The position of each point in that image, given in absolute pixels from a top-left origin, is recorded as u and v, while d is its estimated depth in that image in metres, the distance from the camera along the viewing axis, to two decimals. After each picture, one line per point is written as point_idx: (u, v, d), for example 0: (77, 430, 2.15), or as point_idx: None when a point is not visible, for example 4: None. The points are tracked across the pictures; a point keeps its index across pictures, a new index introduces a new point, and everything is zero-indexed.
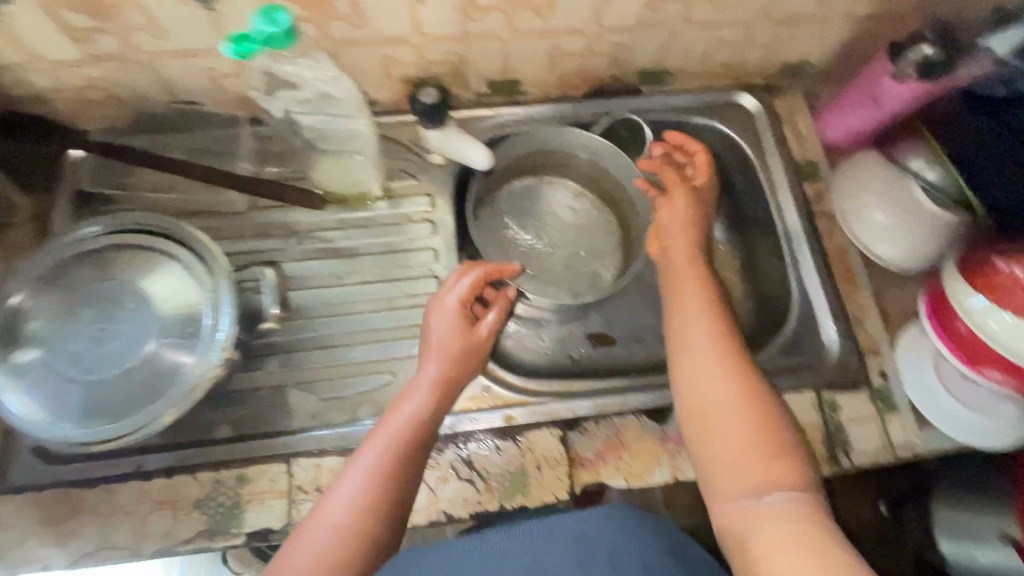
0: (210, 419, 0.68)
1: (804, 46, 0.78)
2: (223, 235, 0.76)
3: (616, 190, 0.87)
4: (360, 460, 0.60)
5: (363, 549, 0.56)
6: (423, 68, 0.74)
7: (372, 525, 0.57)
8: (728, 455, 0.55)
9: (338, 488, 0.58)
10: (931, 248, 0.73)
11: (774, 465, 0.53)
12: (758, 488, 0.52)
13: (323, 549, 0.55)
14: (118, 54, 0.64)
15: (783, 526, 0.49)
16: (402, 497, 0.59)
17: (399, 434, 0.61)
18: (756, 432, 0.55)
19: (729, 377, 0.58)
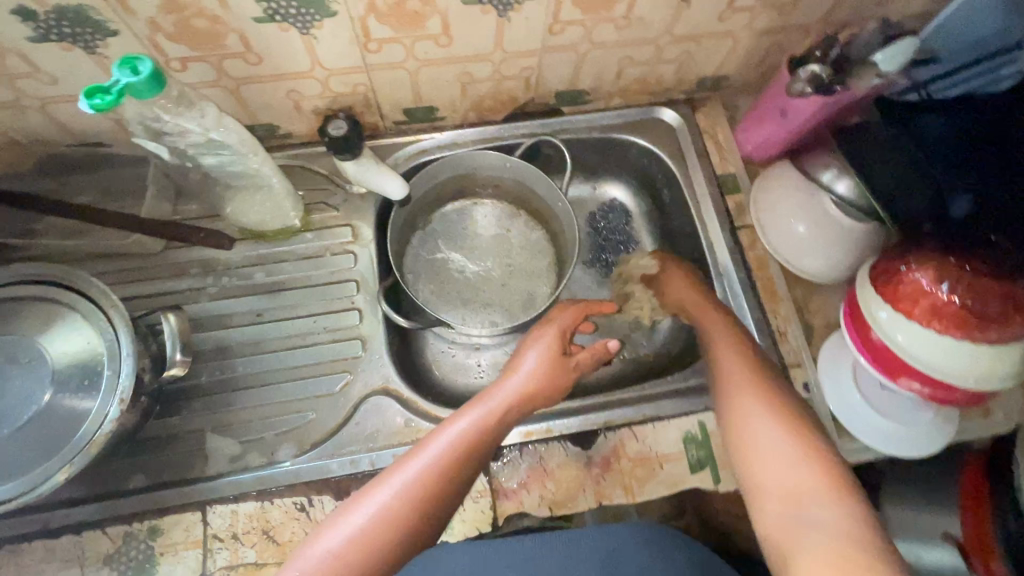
0: (122, 469, 0.66)
1: (716, 60, 0.79)
2: (138, 277, 0.75)
3: (543, 210, 0.86)
4: (421, 456, 0.58)
5: (382, 555, 0.53)
6: (333, 100, 0.73)
7: (397, 531, 0.54)
8: (781, 477, 0.54)
9: (377, 487, 0.56)
10: (847, 258, 0.74)
11: (832, 487, 0.51)
12: (825, 504, 0.50)
13: (343, 552, 0.52)
14: (7, 101, 0.63)
15: (826, 544, 0.47)
16: (443, 501, 0.56)
17: (480, 432, 0.60)
18: (809, 461, 0.54)
19: (769, 413, 0.58)
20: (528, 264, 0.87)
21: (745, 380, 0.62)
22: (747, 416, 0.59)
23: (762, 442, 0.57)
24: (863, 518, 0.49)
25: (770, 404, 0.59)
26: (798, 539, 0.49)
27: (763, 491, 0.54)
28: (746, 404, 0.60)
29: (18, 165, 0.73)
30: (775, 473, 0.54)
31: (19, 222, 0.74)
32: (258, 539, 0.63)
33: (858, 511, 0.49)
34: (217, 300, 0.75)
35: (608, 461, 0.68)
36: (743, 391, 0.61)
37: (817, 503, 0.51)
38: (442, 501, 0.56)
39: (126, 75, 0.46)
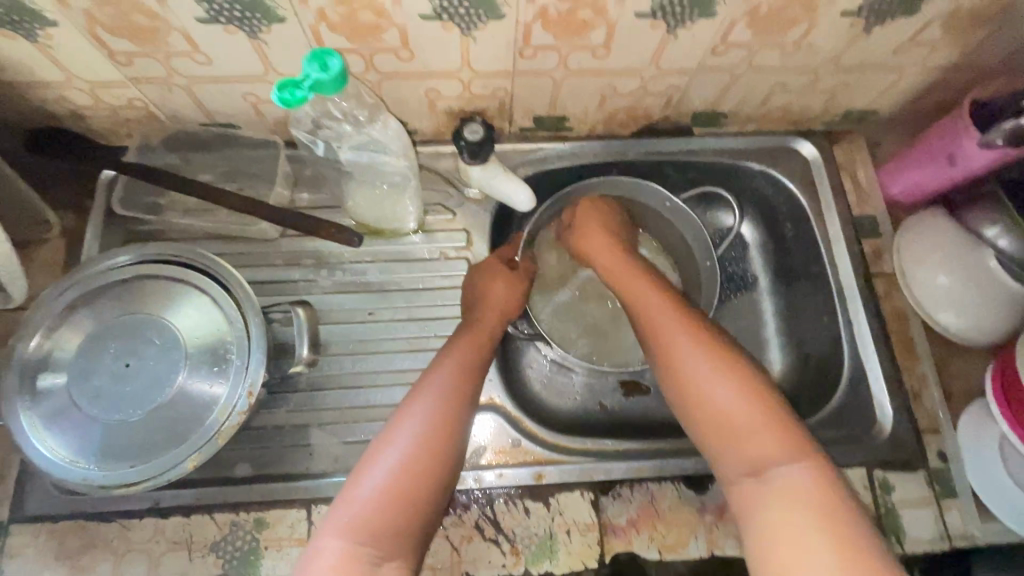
0: (230, 456, 0.66)
1: (871, 94, 0.73)
2: (254, 262, 0.74)
3: (677, 243, 0.85)
4: (414, 411, 0.57)
5: (410, 506, 0.53)
6: (469, 101, 0.71)
7: (420, 482, 0.54)
8: (734, 421, 0.56)
9: (378, 448, 0.55)
10: (1001, 324, 0.68)
11: (790, 442, 0.54)
12: (785, 459, 0.53)
13: (364, 519, 0.51)
14: (159, 77, 0.62)
15: (794, 501, 0.51)
16: (452, 445, 0.56)
17: (462, 375, 0.61)
18: (777, 427, 0.55)
19: (729, 376, 0.57)
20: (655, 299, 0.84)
21: (698, 351, 0.60)
22: (702, 375, 0.58)
23: (730, 420, 0.56)
24: (822, 469, 0.52)
25: (741, 373, 0.58)
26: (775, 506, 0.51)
27: (705, 428, 0.57)
28: (696, 369, 0.59)
29: (151, 139, 0.73)
30: (737, 430, 0.55)
31: (144, 196, 0.74)
32: None
33: (817, 462, 0.53)
34: (329, 294, 0.74)
35: (723, 509, 0.65)
36: (696, 359, 0.59)
37: (768, 451, 0.54)
38: (447, 448, 0.56)
39: (316, 70, 0.44)
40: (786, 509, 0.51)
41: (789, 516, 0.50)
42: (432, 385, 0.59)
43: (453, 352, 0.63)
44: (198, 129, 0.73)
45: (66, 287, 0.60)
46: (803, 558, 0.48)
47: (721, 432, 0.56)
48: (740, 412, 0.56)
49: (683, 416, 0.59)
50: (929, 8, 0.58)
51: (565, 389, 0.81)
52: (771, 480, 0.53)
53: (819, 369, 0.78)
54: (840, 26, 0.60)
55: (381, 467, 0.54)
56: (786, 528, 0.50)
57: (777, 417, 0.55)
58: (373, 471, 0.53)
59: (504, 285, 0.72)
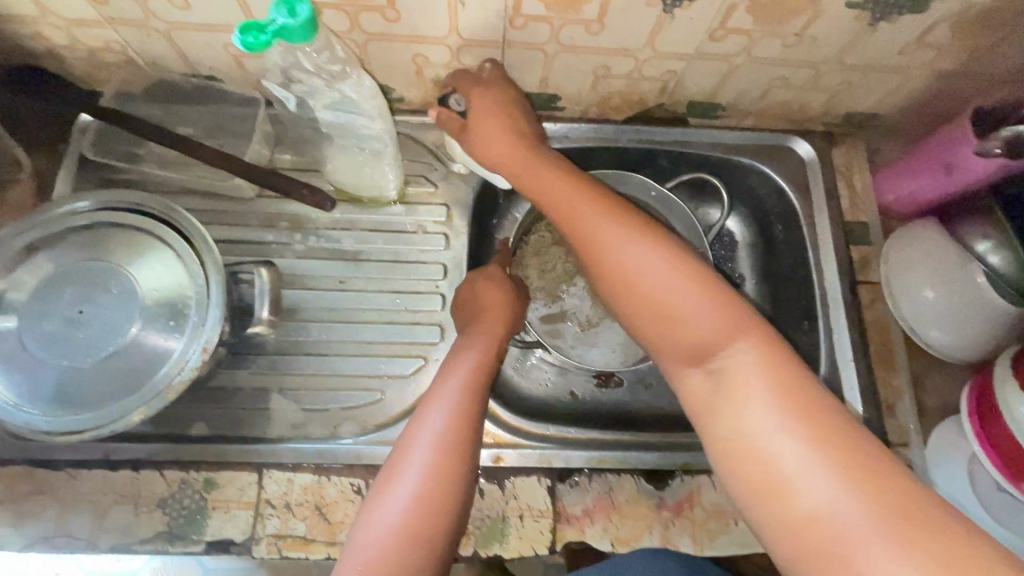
0: (185, 413, 0.65)
1: (874, 96, 0.71)
2: (227, 220, 0.73)
3: None
4: (420, 440, 0.56)
5: (427, 540, 0.51)
6: (457, 71, 0.69)
7: (433, 519, 0.52)
8: (707, 337, 0.50)
9: (390, 484, 0.53)
10: (983, 342, 0.66)
11: (737, 319, 0.50)
12: (740, 340, 0.49)
13: (377, 561, 0.49)
14: (136, 19, 0.60)
15: (756, 382, 0.47)
16: (462, 470, 0.55)
17: (467, 395, 0.59)
18: (698, 282, 0.52)
19: (677, 263, 0.54)
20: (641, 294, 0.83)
21: (615, 219, 0.57)
22: (621, 248, 0.56)
23: (670, 312, 0.52)
24: (774, 352, 0.48)
25: (678, 257, 0.55)
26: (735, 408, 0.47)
27: (664, 342, 0.54)
28: (600, 225, 0.58)
29: (130, 85, 0.71)
30: (670, 298, 0.52)
31: (119, 144, 0.72)
32: (310, 513, 0.62)
33: (761, 337, 0.49)
34: (301, 259, 0.73)
35: (680, 506, 0.64)
36: (622, 233, 0.56)
37: (718, 331, 0.50)
38: (459, 475, 0.54)
39: (282, 16, 0.42)
40: (737, 398, 0.47)
41: (749, 432, 0.45)
42: (437, 412, 0.58)
43: (458, 374, 0.61)
44: (178, 79, 0.71)
45: (26, 229, 0.58)
46: (861, 543, 0.39)
47: (659, 316, 0.53)
48: (680, 301, 0.52)
49: (640, 323, 0.55)
50: (939, 6, 0.55)
51: (537, 375, 0.79)
52: (722, 363, 0.49)
53: None
54: (845, 19, 0.58)
55: (393, 505, 0.52)
56: (754, 451, 0.44)
57: (697, 275, 0.53)
58: (386, 509, 0.52)
59: (492, 286, 0.69)
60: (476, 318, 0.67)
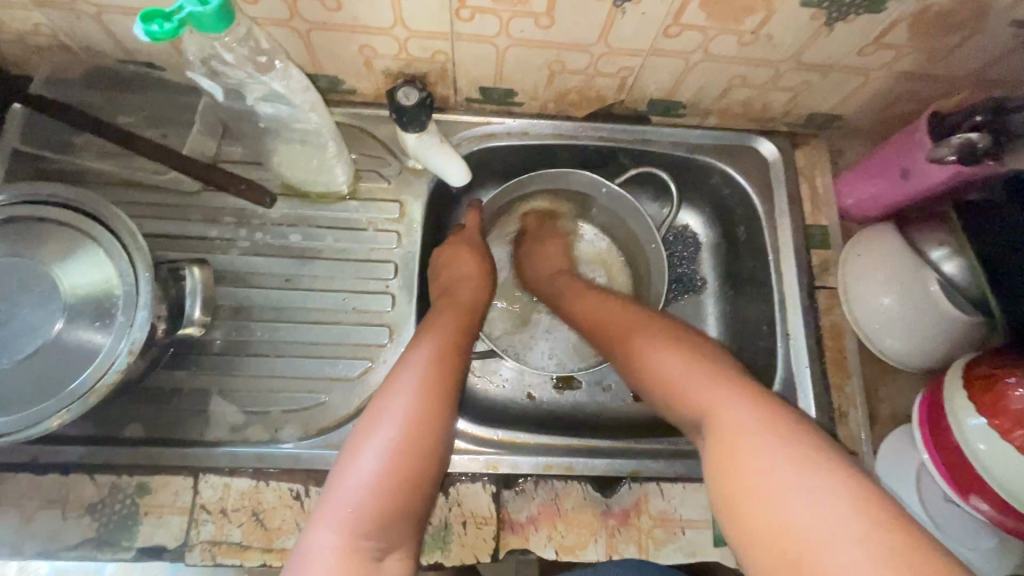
0: (120, 415, 0.63)
1: (835, 97, 0.70)
2: (170, 214, 0.70)
3: (627, 238, 0.82)
4: (391, 409, 0.51)
5: (414, 481, 0.49)
6: (407, 63, 0.66)
7: (419, 465, 0.49)
8: (679, 385, 0.53)
9: (370, 428, 0.50)
10: (936, 350, 0.65)
11: (730, 388, 0.49)
12: (714, 395, 0.49)
13: (361, 509, 0.46)
14: (61, 2, 0.57)
15: (734, 438, 0.45)
16: (436, 443, 0.51)
17: (438, 366, 0.55)
18: (671, 344, 0.57)
19: (673, 351, 0.56)
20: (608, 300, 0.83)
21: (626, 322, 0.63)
22: (614, 318, 0.65)
23: (661, 372, 0.55)
24: (761, 405, 0.47)
25: (689, 350, 0.55)
26: (732, 452, 0.45)
27: (657, 397, 0.56)
28: (640, 342, 0.59)
29: (65, 71, 0.68)
30: (651, 365, 0.56)
31: (54, 134, 0.69)
32: (246, 519, 0.60)
33: (753, 399, 0.48)
34: (246, 256, 0.70)
35: (627, 514, 0.63)
36: (655, 343, 0.58)
37: (701, 396, 0.50)
38: (447, 414, 0.53)
39: (191, 3, 0.40)
40: (730, 449, 0.45)
41: (742, 443, 0.45)
42: (418, 356, 0.56)
43: (439, 327, 0.60)
44: (116, 66, 0.68)
45: None
46: (792, 510, 0.40)
47: (669, 399, 0.54)
48: (663, 364, 0.55)
49: (663, 407, 0.55)
50: (896, 7, 0.54)
51: (493, 377, 0.78)
52: (713, 416, 0.48)
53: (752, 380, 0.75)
54: (801, 18, 0.56)
55: (375, 446, 0.49)
56: (752, 467, 0.43)
57: (708, 364, 0.53)
58: (368, 451, 0.49)
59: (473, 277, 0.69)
60: (451, 288, 0.67)
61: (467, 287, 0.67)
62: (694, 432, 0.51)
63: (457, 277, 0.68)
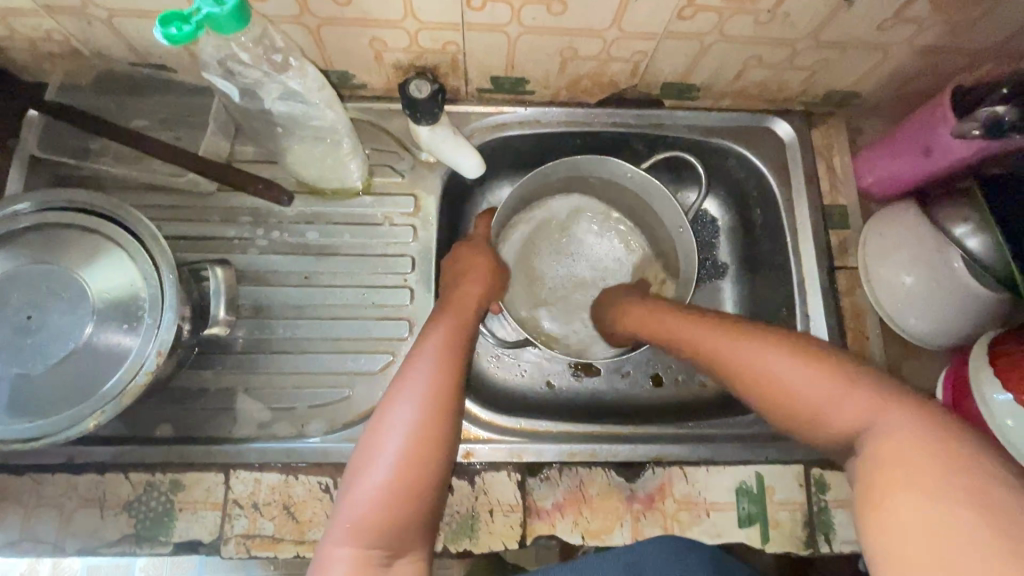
0: (152, 416, 0.64)
1: (853, 75, 0.68)
2: (188, 215, 0.71)
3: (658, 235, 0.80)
4: (395, 419, 0.51)
5: (422, 484, 0.49)
6: (418, 56, 0.66)
7: (426, 469, 0.49)
8: (823, 404, 0.50)
9: (375, 436, 0.51)
10: (960, 329, 0.65)
11: (853, 387, 0.49)
12: (868, 411, 0.48)
13: (371, 516, 0.47)
14: (73, 7, 0.57)
15: (900, 459, 0.43)
16: (444, 450, 0.51)
17: (441, 372, 0.54)
18: (751, 339, 0.56)
19: (806, 359, 0.52)
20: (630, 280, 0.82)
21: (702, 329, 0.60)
22: (671, 327, 0.63)
23: (747, 368, 0.55)
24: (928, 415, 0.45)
25: (818, 358, 0.52)
26: (889, 461, 0.44)
27: (745, 394, 0.55)
28: (730, 348, 0.56)
29: (79, 77, 0.68)
30: (744, 362, 0.55)
31: (70, 139, 0.70)
32: (278, 513, 0.61)
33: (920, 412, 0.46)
34: (265, 255, 0.71)
35: (652, 499, 0.63)
36: (723, 339, 0.57)
37: (855, 411, 0.48)
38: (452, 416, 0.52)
39: (208, 5, 0.40)
40: (892, 473, 0.43)
41: (904, 465, 0.42)
42: (423, 358, 0.56)
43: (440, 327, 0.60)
44: (129, 69, 0.68)
45: None
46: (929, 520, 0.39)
47: (804, 418, 0.51)
48: (749, 354, 0.55)
49: (760, 408, 0.54)
50: None
51: (513, 366, 0.78)
52: (875, 435, 0.46)
53: None
54: None
55: (383, 453, 0.49)
56: (904, 481, 0.42)
57: (843, 375, 0.50)
58: (375, 464, 0.49)
59: (482, 267, 0.68)
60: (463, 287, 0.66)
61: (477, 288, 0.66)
62: (803, 426, 0.52)
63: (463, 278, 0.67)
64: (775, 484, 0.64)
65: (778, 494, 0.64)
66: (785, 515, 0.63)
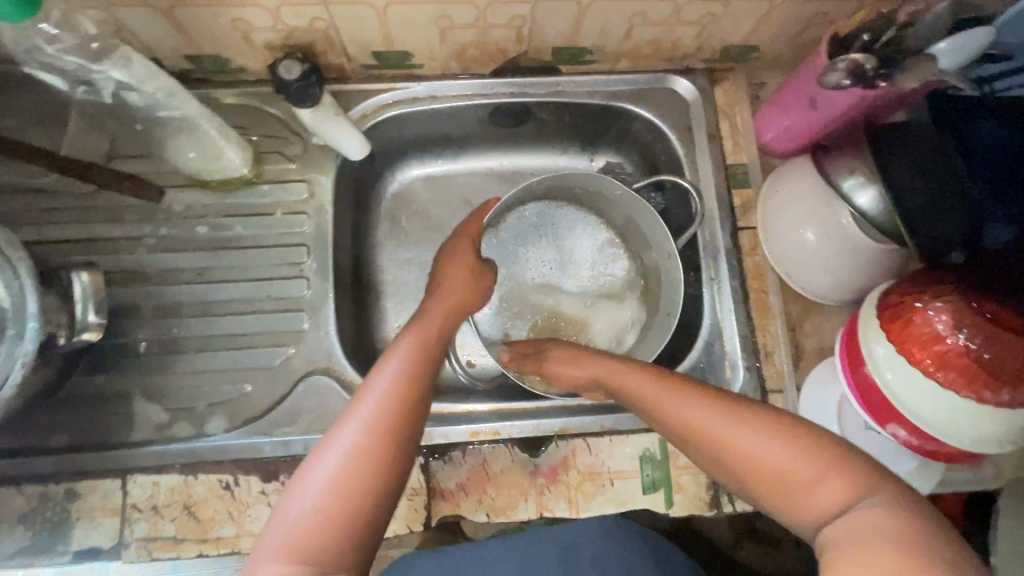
0: (44, 425, 0.63)
1: (744, 28, 0.66)
2: (67, 217, 0.68)
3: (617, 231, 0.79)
4: (341, 437, 0.48)
5: (350, 533, 0.44)
6: (288, 34, 0.63)
7: (354, 521, 0.45)
8: (800, 481, 0.45)
9: (309, 468, 0.47)
10: (856, 283, 0.65)
11: (824, 465, 0.45)
12: (848, 495, 0.43)
13: (286, 569, 0.42)
14: None
15: (868, 542, 0.40)
16: (385, 481, 0.47)
17: (399, 390, 0.52)
18: (709, 405, 0.51)
19: (776, 435, 0.47)
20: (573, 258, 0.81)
21: (650, 377, 0.56)
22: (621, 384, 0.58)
23: (707, 434, 0.50)
24: (898, 498, 0.41)
25: (790, 433, 0.47)
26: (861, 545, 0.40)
27: (706, 459, 0.51)
28: (699, 416, 0.50)
29: None
30: (702, 431, 0.50)
31: None
32: (178, 514, 0.61)
33: (892, 493, 0.42)
34: (154, 253, 0.69)
35: (555, 471, 0.64)
36: (674, 397, 0.53)
37: (838, 492, 0.43)
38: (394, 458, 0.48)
39: None
40: (858, 545, 0.40)
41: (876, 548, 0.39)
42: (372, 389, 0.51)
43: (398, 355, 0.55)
44: None
45: None
46: None
47: (781, 494, 0.46)
48: (705, 422, 0.50)
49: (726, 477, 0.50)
50: None
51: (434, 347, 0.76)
52: (854, 514, 0.42)
53: (684, 327, 0.75)
54: None
55: (312, 485, 0.45)
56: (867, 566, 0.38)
57: (813, 447, 0.46)
58: (308, 484, 0.45)
59: (462, 270, 0.69)
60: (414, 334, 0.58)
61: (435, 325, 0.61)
62: (765, 498, 0.47)
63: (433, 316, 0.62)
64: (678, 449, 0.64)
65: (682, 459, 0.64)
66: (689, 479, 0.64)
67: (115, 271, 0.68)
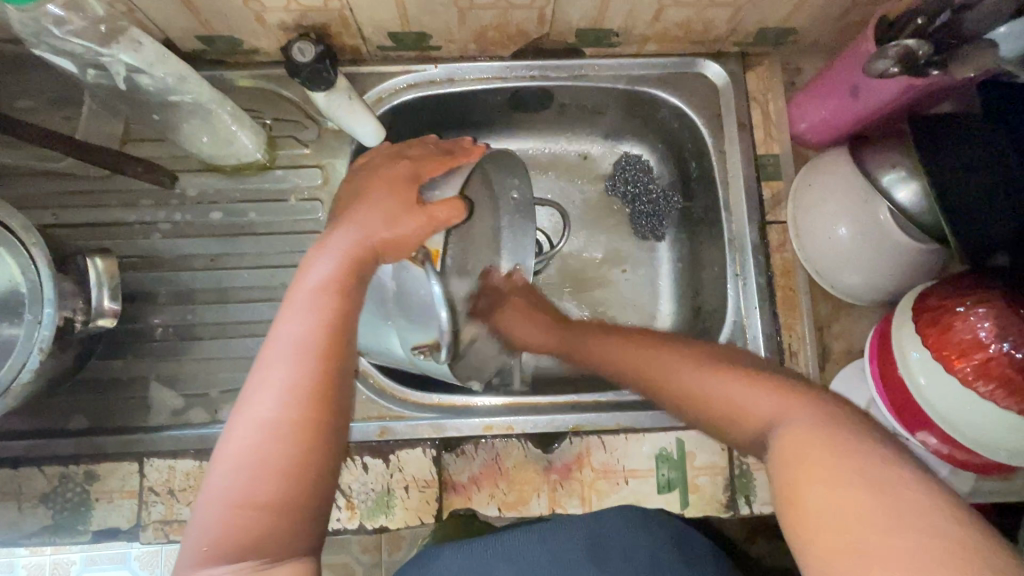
0: (64, 408, 0.64)
1: (782, 9, 0.62)
2: (83, 201, 0.68)
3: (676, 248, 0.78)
4: (271, 374, 0.43)
5: (301, 471, 0.41)
6: (302, 15, 0.60)
7: (315, 423, 0.42)
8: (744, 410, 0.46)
9: (257, 377, 0.43)
10: (891, 283, 0.62)
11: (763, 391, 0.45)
12: (778, 409, 0.43)
13: (246, 484, 0.40)
14: None
15: (808, 448, 0.40)
16: (332, 400, 0.43)
17: (325, 304, 0.46)
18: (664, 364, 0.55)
19: (724, 374, 0.49)
20: (584, 267, 0.79)
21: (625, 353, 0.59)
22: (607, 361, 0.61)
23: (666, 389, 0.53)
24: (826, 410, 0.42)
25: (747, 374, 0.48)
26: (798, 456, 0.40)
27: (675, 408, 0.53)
28: (654, 375, 0.55)
29: None
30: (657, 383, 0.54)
31: None
32: (194, 498, 0.61)
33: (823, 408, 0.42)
34: (169, 238, 0.68)
35: (569, 468, 0.63)
36: (644, 361, 0.57)
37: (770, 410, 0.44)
38: (347, 354, 0.45)
39: None
40: (793, 448, 0.40)
41: (816, 457, 0.39)
42: (311, 287, 0.47)
43: (334, 252, 0.49)
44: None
45: None
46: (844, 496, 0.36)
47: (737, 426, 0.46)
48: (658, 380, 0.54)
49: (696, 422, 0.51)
50: None
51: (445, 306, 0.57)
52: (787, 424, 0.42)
53: (706, 322, 0.73)
54: None
55: (264, 394, 0.42)
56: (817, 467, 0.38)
57: (744, 379, 0.47)
58: (244, 420, 0.41)
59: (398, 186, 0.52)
60: (343, 231, 0.50)
61: (383, 224, 0.51)
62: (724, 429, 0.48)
63: (380, 222, 0.51)
64: (695, 450, 0.63)
65: (698, 459, 0.63)
66: (705, 480, 0.62)
67: (131, 257, 0.68)
